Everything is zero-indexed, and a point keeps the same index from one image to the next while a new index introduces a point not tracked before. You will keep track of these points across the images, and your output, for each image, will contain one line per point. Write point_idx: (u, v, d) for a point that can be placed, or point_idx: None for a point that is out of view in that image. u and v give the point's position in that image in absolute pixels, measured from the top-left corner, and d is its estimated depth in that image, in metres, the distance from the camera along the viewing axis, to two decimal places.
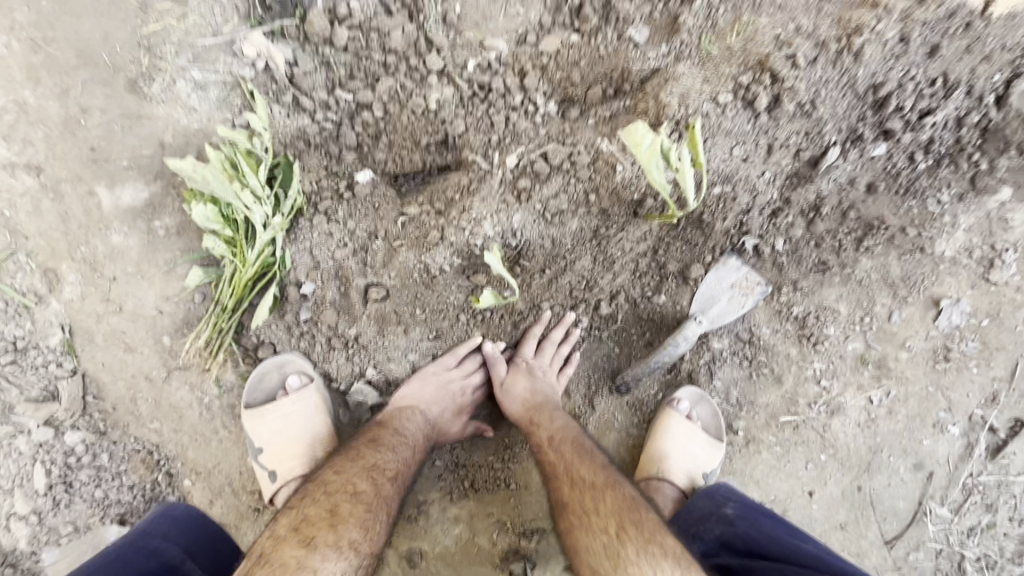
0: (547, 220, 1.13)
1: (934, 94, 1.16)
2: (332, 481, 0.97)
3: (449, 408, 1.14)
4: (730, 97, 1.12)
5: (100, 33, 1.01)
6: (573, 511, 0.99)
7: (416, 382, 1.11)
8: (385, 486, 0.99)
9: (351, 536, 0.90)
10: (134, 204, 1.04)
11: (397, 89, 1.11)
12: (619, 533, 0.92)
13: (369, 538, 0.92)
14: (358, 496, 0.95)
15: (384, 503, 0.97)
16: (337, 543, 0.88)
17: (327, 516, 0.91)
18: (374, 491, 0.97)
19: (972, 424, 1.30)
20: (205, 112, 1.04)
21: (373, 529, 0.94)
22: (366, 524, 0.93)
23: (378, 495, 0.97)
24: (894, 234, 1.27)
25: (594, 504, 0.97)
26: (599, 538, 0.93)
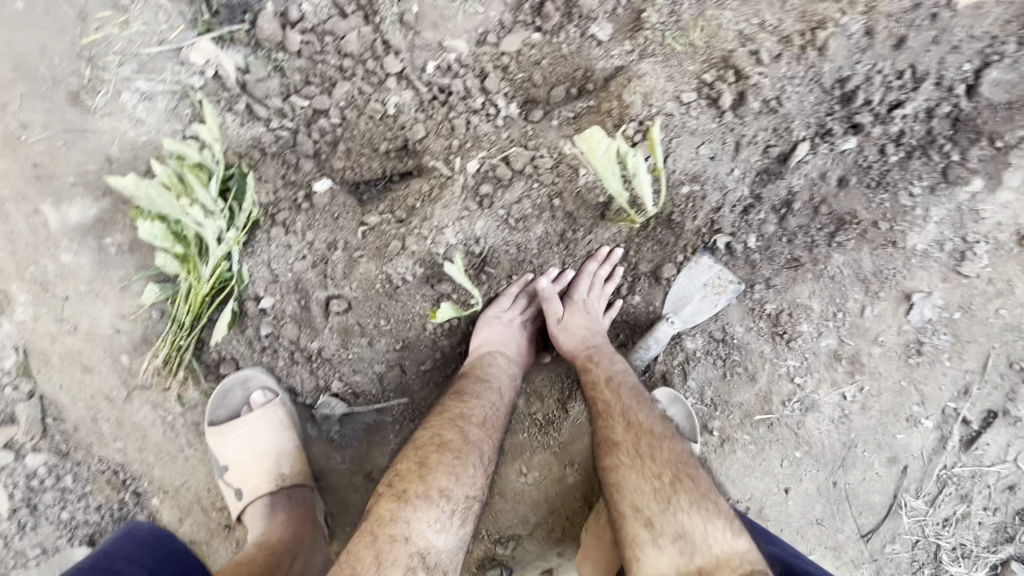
0: (511, 225, 1.08)
1: (902, 86, 1.15)
2: (419, 437, 0.99)
3: (522, 345, 1.13)
4: (693, 96, 1.11)
5: (38, 45, 0.98)
6: (618, 450, 1.00)
7: (485, 328, 1.10)
8: (477, 431, 1.00)
9: (440, 485, 0.92)
10: (83, 221, 1.01)
11: (355, 94, 1.09)
12: (670, 482, 0.95)
13: (462, 485, 0.93)
14: (443, 445, 0.96)
15: (477, 452, 0.98)
16: (427, 492, 0.91)
17: (417, 468, 0.93)
18: (465, 437, 0.98)
19: (945, 417, 1.30)
20: (153, 123, 1.01)
21: (465, 475, 0.95)
22: (460, 471, 0.94)
23: (467, 444, 0.97)
24: (866, 229, 1.26)
25: (644, 450, 0.98)
26: (646, 481, 0.95)
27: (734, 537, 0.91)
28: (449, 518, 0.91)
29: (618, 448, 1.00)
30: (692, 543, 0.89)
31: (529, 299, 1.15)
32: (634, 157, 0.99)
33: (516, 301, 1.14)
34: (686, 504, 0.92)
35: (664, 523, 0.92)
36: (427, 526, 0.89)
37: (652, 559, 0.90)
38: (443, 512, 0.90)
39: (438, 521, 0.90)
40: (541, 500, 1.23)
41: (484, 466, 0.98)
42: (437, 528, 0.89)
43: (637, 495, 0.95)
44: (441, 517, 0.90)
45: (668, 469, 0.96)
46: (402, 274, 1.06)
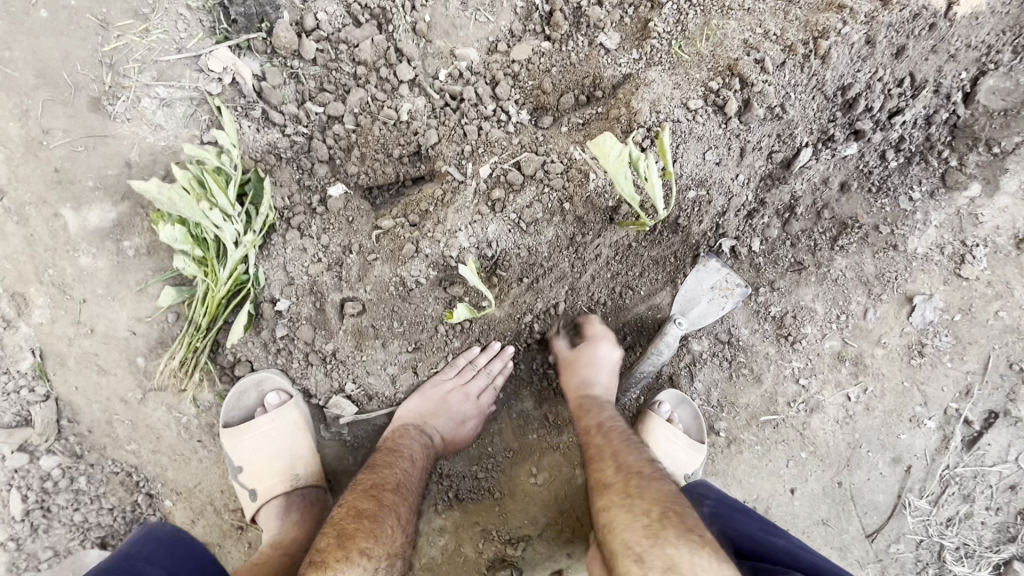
0: (523, 229, 1.10)
1: (902, 94, 1.18)
2: (333, 517, 0.94)
3: (450, 419, 1.14)
4: (700, 102, 1.10)
5: (59, 52, 0.99)
6: (611, 492, 0.94)
7: (415, 398, 1.13)
8: (393, 501, 0.97)
9: (365, 545, 0.88)
10: (102, 224, 1.02)
11: (369, 101, 1.12)
12: (655, 520, 0.85)
13: (380, 544, 0.90)
14: (359, 514, 0.93)
15: (395, 510, 0.97)
16: (348, 555, 0.85)
17: (352, 516, 0.92)
18: (381, 502, 0.96)
19: (947, 418, 1.32)
20: (172, 129, 1.03)
21: (384, 536, 0.92)
22: (379, 532, 0.92)
23: (382, 509, 0.95)
24: (868, 233, 1.30)
25: (632, 488, 0.93)
26: (634, 516, 0.88)
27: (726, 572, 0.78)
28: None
29: (606, 492, 0.95)
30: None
31: (472, 369, 1.16)
32: (646, 161, 0.99)
33: (458, 372, 1.15)
34: (672, 537, 0.81)
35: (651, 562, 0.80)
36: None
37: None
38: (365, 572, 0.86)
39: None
40: (551, 500, 1.24)
41: (403, 526, 0.97)
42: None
43: (625, 534, 0.86)
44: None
45: (658, 504, 0.89)
46: (416, 277, 1.07)
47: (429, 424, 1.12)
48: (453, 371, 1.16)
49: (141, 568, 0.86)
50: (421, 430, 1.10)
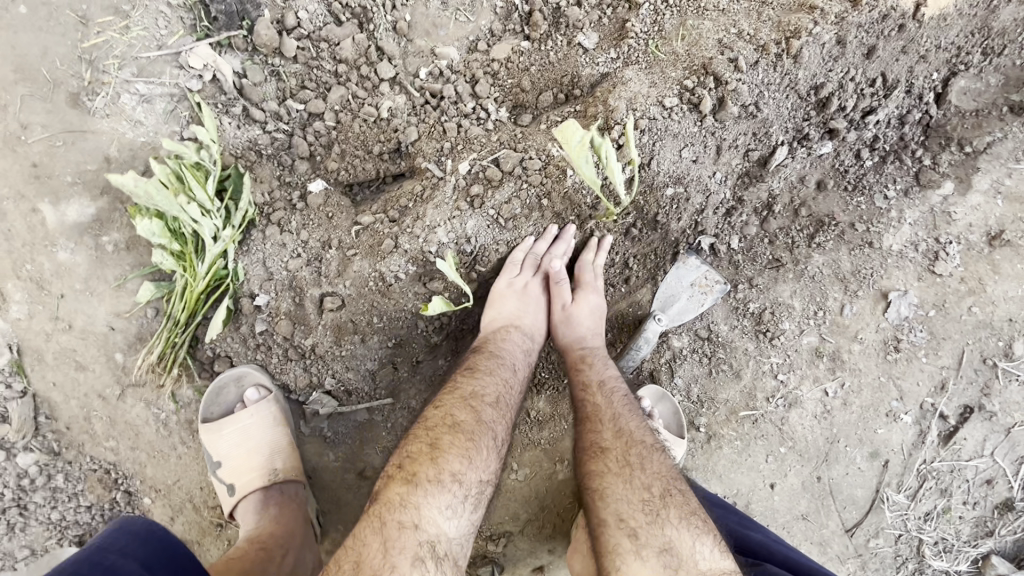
0: (502, 225, 1.11)
1: (875, 93, 1.21)
2: (430, 417, 0.99)
3: (538, 312, 1.15)
4: (675, 100, 1.12)
5: (39, 48, 0.99)
6: (609, 455, 1.01)
7: (498, 302, 1.14)
8: (490, 418, 1.01)
9: (454, 468, 0.92)
10: (81, 219, 1.02)
11: (349, 98, 1.13)
12: (659, 496, 0.96)
13: (474, 470, 0.94)
14: (456, 426, 0.96)
15: (493, 425, 1.01)
16: (440, 476, 0.90)
17: (428, 450, 0.92)
18: (477, 418, 0.99)
19: (923, 412, 1.33)
20: (152, 125, 1.03)
21: (478, 458, 0.95)
22: (473, 454, 0.95)
23: (480, 425, 0.99)
24: (844, 230, 1.32)
25: (633, 457, 1.00)
26: (635, 489, 0.97)
27: (721, 557, 0.91)
28: (460, 503, 0.90)
29: (602, 453, 1.02)
30: (678, 558, 0.90)
31: (535, 259, 1.14)
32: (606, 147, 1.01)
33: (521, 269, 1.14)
34: (675, 518, 0.94)
35: (648, 537, 0.91)
36: (438, 509, 0.87)
37: (635, 569, 0.90)
38: (455, 497, 0.90)
39: (450, 506, 0.89)
40: (532, 496, 1.24)
41: (496, 446, 1.00)
42: (449, 512, 0.89)
43: (623, 505, 0.95)
44: (452, 501, 0.90)
45: (657, 479, 0.98)
46: (396, 273, 1.07)
47: (520, 323, 1.14)
48: (519, 266, 1.14)
49: (113, 562, 0.87)
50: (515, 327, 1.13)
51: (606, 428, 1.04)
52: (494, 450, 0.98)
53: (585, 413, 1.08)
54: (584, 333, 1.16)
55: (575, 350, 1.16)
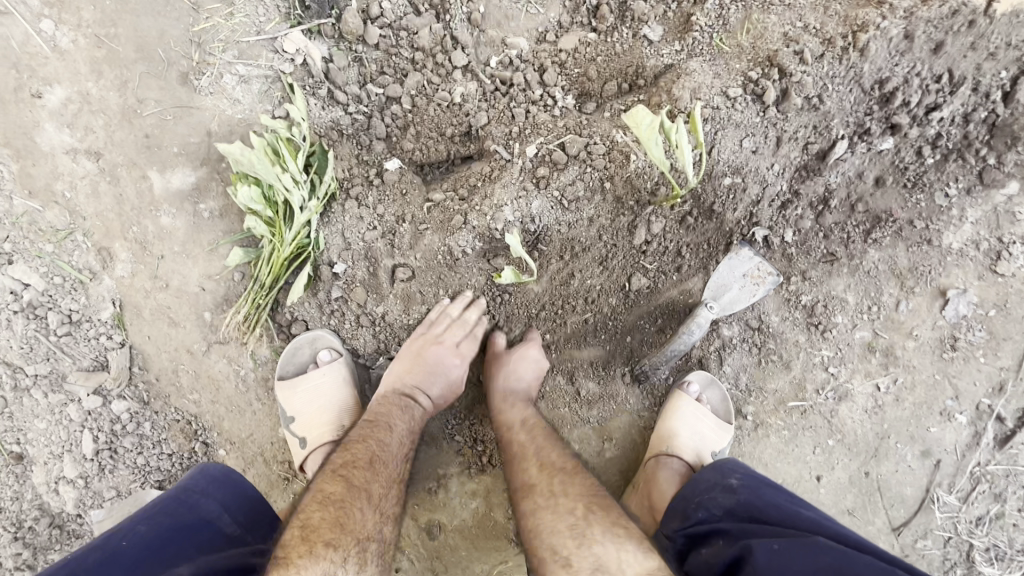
0: (565, 206, 1.17)
1: (940, 89, 1.19)
2: (304, 495, 0.91)
3: (429, 374, 1.13)
4: (739, 91, 1.16)
5: (156, 30, 1.09)
6: (536, 492, 1.03)
7: (393, 364, 1.16)
8: (367, 485, 0.93)
9: (326, 538, 0.82)
10: (183, 187, 1.12)
11: (425, 84, 1.21)
12: (584, 515, 0.96)
13: (350, 533, 0.85)
14: (327, 497, 0.88)
15: (368, 489, 0.93)
16: (315, 550, 0.79)
17: (301, 531, 0.82)
18: (354, 483, 0.92)
19: (979, 413, 1.32)
20: (248, 103, 1.13)
21: (352, 523, 0.86)
22: (346, 521, 0.86)
23: (353, 492, 0.90)
24: (903, 227, 1.32)
25: (557, 487, 1.02)
26: (559, 518, 0.97)
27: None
28: (340, 573, 0.80)
29: (531, 488, 1.04)
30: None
31: (444, 326, 1.16)
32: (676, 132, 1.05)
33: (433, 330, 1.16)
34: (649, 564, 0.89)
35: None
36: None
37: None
38: (335, 565, 0.80)
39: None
40: None
41: (375, 510, 0.92)
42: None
43: (551, 534, 0.95)
44: (331, 569, 0.79)
45: (578, 502, 0.98)
46: (464, 248, 1.14)
47: (405, 384, 1.12)
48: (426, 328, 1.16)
49: (197, 500, 0.92)
50: (397, 392, 1.11)
51: (531, 463, 1.09)
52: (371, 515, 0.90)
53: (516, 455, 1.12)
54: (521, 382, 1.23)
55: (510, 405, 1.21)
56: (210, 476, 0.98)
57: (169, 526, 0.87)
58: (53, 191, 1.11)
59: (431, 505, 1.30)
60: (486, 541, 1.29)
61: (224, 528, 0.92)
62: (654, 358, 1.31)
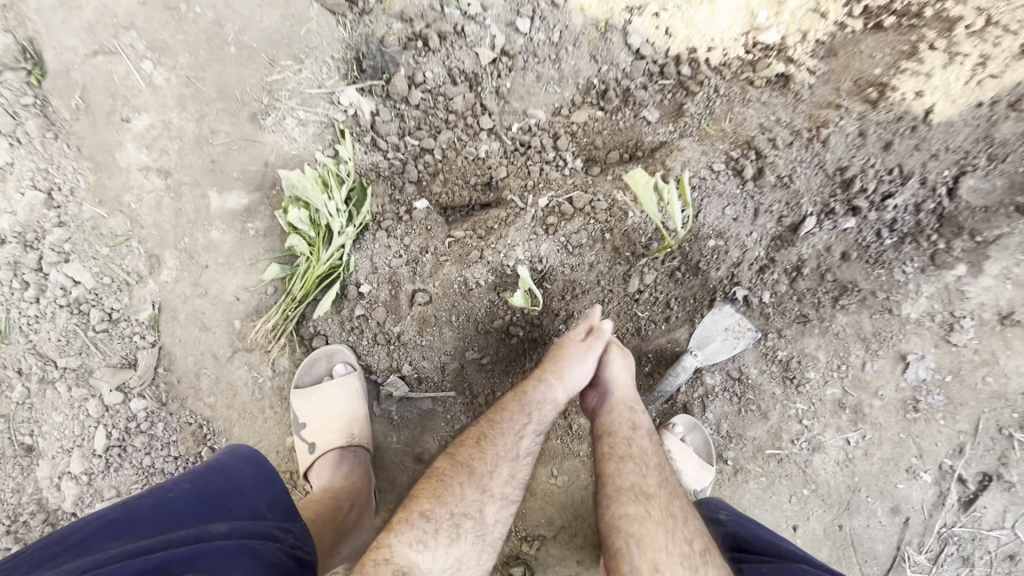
0: (569, 251, 1.32)
1: (893, 181, 1.36)
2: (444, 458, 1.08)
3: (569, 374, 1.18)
4: (722, 166, 1.37)
5: (237, 77, 1.27)
6: (654, 506, 1.06)
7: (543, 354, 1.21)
8: (489, 479, 1.06)
9: (421, 507, 0.99)
10: (235, 207, 1.27)
11: (455, 140, 1.41)
12: (696, 551, 1.00)
13: (450, 507, 1.01)
14: (435, 472, 1.07)
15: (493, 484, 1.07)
16: (411, 517, 0.97)
17: (432, 490, 1.02)
18: (482, 478, 1.06)
19: (942, 473, 1.42)
20: (303, 143, 1.31)
21: (457, 496, 1.02)
22: (457, 498, 1.02)
23: (476, 468, 1.06)
24: (866, 296, 1.47)
25: (673, 511, 1.06)
26: (673, 543, 1.00)
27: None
28: (430, 542, 0.96)
29: (650, 502, 1.07)
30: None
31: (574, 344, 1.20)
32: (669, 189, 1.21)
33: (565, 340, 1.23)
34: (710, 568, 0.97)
35: None
36: (415, 548, 0.93)
37: None
38: (427, 533, 0.96)
39: (421, 542, 0.95)
40: (568, 504, 1.34)
41: (485, 484, 1.06)
42: (422, 547, 0.94)
43: (659, 554, 0.98)
44: (422, 537, 0.95)
45: (695, 537, 1.02)
46: (477, 280, 1.28)
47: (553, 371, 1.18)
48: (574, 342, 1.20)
49: (229, 475, 0.93)
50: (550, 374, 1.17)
51: (654, 478, 1.12)
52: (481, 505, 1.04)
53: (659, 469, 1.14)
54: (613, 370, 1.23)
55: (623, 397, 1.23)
56: (247, 459, 0.97)
57: (203, 493, 0.88)
58: (121, 201, 1.26)
59: None
60: None
61: (251, 504, 0.91)
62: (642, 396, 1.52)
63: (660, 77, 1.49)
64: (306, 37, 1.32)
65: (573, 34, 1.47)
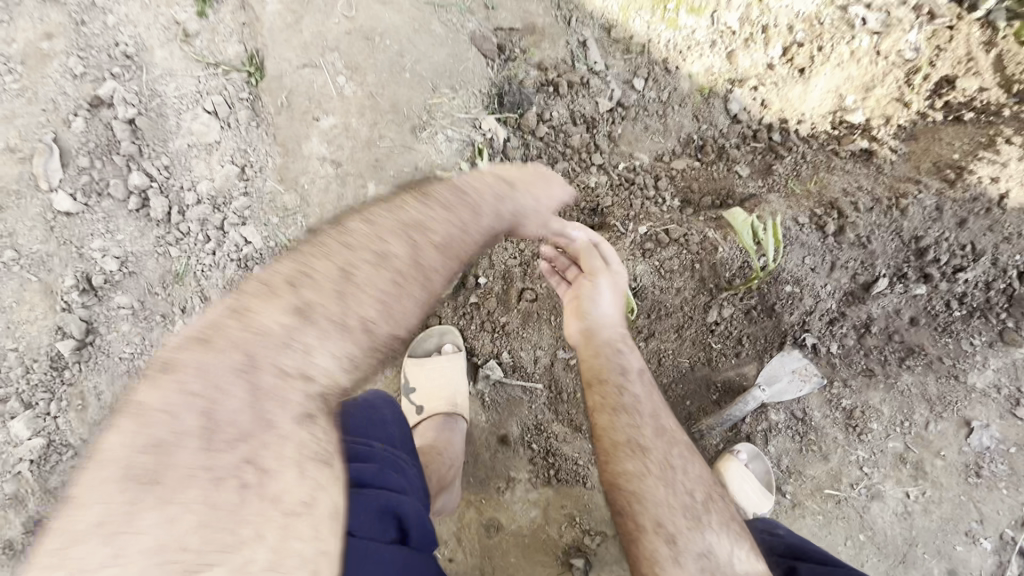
0: (661, 274, 1.51)
1: (964, 256, 1.49)
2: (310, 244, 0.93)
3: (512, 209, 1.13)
4: (806, 220, 1.53)
5: (406, 97, 1.56)
6: (657, 459, 1.20)
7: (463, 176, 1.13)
8: (319, 314, 0.85)
9: (327, 316, 0.85)
10: (387, 199, 1.53)
11: (570, 170, 1.65)
12: (700, 503, 1.19)
13: (381, 318, 0.90)
14: (379, 262, 0.93)
15: (360, 310, 0.88)
16: (340, 321, 0.86)
17: (331, 289, 0.87)
18: (406, 286, 0.94)
19: (1002, 542, 1.44)
20: (447, 155, 1.57)
21: (350, 295, 0.88)
22: (348, 297, 0.88)
23: (379, 269, 0.92)
24: (933, 360, 1.57)
25: (674, 462, 1.22)
26: (677, 495, 1.17)
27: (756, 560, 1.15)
28: (335, 342, 0.85)
29: (651, 450, 1.21)
30: (714, 563, 1.10)
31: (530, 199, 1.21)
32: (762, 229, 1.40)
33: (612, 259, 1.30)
34: (714, 523, 1.17)
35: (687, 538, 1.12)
36: (324, 358, 0.84)
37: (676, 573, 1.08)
38: (338, 343, 0.85)
39: (344, 355, 0.86)
40: None
41: (381, 277, 0.92)
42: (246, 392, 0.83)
43: (664, 508, 1.15)
44: (335, 344, 0.85)
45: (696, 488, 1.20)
46: None
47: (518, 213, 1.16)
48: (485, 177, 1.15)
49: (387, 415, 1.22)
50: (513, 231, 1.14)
51: (656, 428, 1.25)
52: (367, 341, 0.87)
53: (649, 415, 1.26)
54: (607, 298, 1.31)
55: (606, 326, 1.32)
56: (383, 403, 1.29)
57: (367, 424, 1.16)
58: (297, 182, 1.54)
59: (496, 504, 1.47)
60: (537, 552, 1.44)
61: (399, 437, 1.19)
62: (708, 421, 1.60)
63: (752, 140, 1.71)
64: (462, 72, 1.61)
65: (681, 96, 1.72)
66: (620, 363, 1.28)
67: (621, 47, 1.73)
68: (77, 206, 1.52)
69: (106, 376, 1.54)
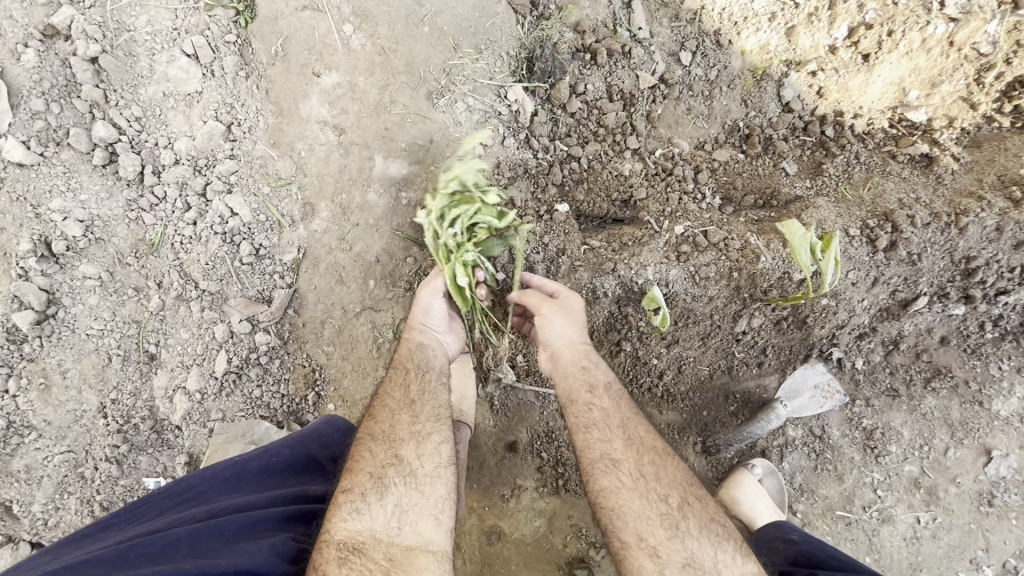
0: (695, 280, 1.36)
1: (1012, 279, 1.35)
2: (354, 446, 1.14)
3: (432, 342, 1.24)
4: (857, 232, 1.34)
5: (424, 55, 1.35)
6: (625, 466, 1.13)
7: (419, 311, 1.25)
8: (402, 440, 1.12)
9: (385, 474, 1.08)
10: (396, 175, 1.35)
11: (602, 153, 1.47)
12: (678, 507, 1.10)
13: (421, 463, 1.10)
14: (377, 433, 1.13)
15: (411, 459, 1.10)
16: (398, 477, 1.08)
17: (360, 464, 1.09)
18: (415, 446, 1.12)
19: (1004, 571, 1.43)
20: (466, 127, 1.38)
21: (404, 459, 1.10)
22: (387, 458, 1.10)
23: (392, 437, 1.12)
24: (958, 384, 1.49)
25: (644, 469, 1.13)
26: (652, 505, 1.10)
27: (741, 563, 1.07)
28: (396, 491, 1.06)
29: (621, 464, 1.14)
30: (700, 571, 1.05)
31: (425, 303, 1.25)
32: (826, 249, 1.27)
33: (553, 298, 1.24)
34: (694, 529, 1.09)
35: (669, 551, 1.06)
36: (393, 502, 1.05)
37: None
38: (402, 495, 1.06)
39: (407, 499, 1.06)
40: None
41: (415, 450, 1.11)
42: (357, 515, 1.03)
43: (640, 524, 1.08)
44: (398, 496, 1.06)
45: (674, 492, 1.12)
46: (604, 290, 1.38)
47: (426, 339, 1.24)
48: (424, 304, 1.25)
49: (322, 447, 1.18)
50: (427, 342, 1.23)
51: (618, 433, 1.17)
52: (443, 461, 1.12)
53: (620, 431, 1.17)
54: (557, 326, 1.22)
55: (574, 348, 1.23)
56: (339, 430, 1.21)
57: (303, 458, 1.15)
58: (293, 148, 1.36)
59: (499, 512, 1.40)
60: (537, 561, 1.38)
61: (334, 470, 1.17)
62: (728, 434, 1.53)
63: (802, 133, 1.54)
64: (489, 30, 1.40)
65: (730, 76, 1.53)
66: (590, 380, 1.20)
67: (669, 13, 1.52)
68: (31, 157, 1.27)
69: (71, 354, 1.36)
